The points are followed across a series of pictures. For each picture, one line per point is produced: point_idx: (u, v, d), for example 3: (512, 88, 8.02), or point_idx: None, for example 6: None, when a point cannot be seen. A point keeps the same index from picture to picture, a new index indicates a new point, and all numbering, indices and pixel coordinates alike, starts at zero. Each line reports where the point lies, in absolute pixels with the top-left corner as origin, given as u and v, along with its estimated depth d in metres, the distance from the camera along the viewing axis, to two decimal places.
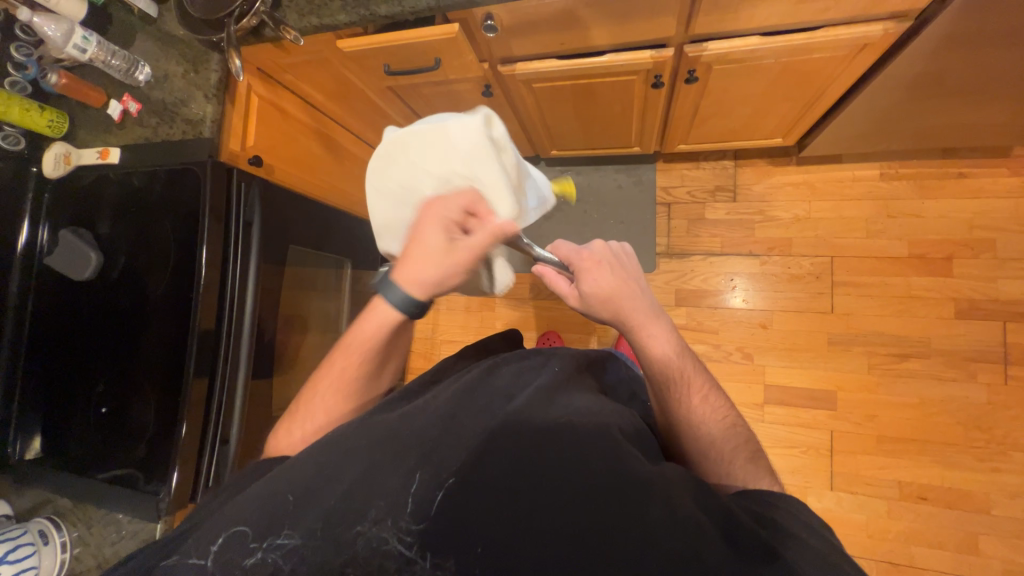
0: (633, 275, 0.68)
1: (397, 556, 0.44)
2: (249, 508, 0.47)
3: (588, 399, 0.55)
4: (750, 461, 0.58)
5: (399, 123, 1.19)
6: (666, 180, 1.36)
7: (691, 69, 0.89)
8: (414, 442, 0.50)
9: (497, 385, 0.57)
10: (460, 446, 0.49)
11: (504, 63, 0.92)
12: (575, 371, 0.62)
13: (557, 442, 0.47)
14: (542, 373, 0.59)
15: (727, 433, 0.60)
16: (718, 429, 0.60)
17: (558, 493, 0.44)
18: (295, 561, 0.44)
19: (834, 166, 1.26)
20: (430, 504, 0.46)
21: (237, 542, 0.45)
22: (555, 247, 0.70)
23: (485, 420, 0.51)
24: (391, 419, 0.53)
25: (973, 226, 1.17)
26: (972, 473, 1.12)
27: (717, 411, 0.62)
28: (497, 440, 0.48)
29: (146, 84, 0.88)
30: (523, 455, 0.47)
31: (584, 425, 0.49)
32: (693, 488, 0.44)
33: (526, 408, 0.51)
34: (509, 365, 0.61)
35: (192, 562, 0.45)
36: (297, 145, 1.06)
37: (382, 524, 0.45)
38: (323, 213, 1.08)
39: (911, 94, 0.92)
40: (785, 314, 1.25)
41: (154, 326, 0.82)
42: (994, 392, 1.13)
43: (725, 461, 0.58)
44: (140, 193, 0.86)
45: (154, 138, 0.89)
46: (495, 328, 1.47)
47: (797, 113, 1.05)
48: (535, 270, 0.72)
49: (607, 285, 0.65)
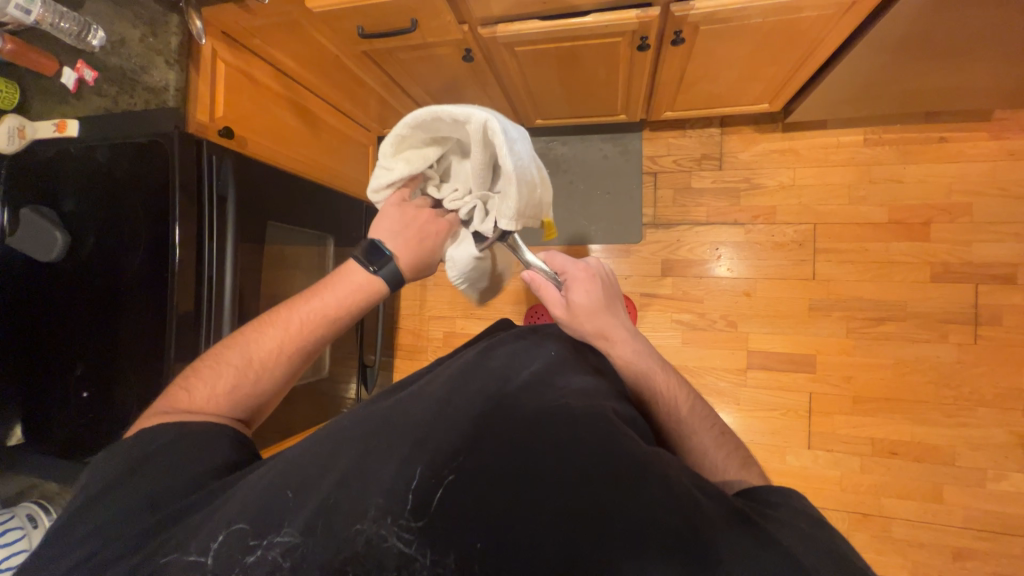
0: (615, 299, 0.72)
1: (397, 555, 0.43)
2: (248, 505, 0.47)
3: (582, 381, 0.57)
4: (744, 467, 0.58)
5: (376, 90, 1.15)
6: (652, 149, 1.34)
7: (677, 30, 0.86)
8: (410, 435, 0.50)
9: (491, 370, 0.59)
10: (454, 433, 0.49)
11: (484, 25, 0.87)
12: (571, 355, 0.65)
13: (553, 428, 0.48)
14: (536, 358, 0.62)
15: (717, 441, 0.60)
16: (710, 436, 0.61)
17: (557, 476, 0.45)
18: (295, 560, 0.43)
19: (819, 131, 1.26)
20: (429, 497, 0.45)
21: (237, 539, 0.45)
22: (547, 256, 0.74)
23: (478, 406, 0.52)
24: (391, 408, 0.55)
25: (951, 190, 1.19)
26: (939, 428, 1.18)
27: (704, 418, 0.63)
28: (492, 425, 0.50)
29: (101, 50, 0.83)
30: (521, 440, 0.48)
31: (577, 409, 0.51)
32: (686, 472, 0.46)
33: (521, 395, 0.53)
34: (502, 354, 0.63)
35: (193, 559, 0.45)
36: (270, 115, 1.01)
37: (382, 522, 0.44)
38: (303, 187, 1.05)
39: (895, 56, 0.90)
40: (768, 281, 1.27)
41: (129, 309, 0.80)
42: (964, 352, 1.17)
43: (721, 469, 0.57)
44: (106, 170, 0.81)
45: (116, 108, 0.84)
46: (483, 302, 1.46)
47: (783, 77, 1.03)
48: (524, 276, 0.72)
49: (595, 300, 0.69)
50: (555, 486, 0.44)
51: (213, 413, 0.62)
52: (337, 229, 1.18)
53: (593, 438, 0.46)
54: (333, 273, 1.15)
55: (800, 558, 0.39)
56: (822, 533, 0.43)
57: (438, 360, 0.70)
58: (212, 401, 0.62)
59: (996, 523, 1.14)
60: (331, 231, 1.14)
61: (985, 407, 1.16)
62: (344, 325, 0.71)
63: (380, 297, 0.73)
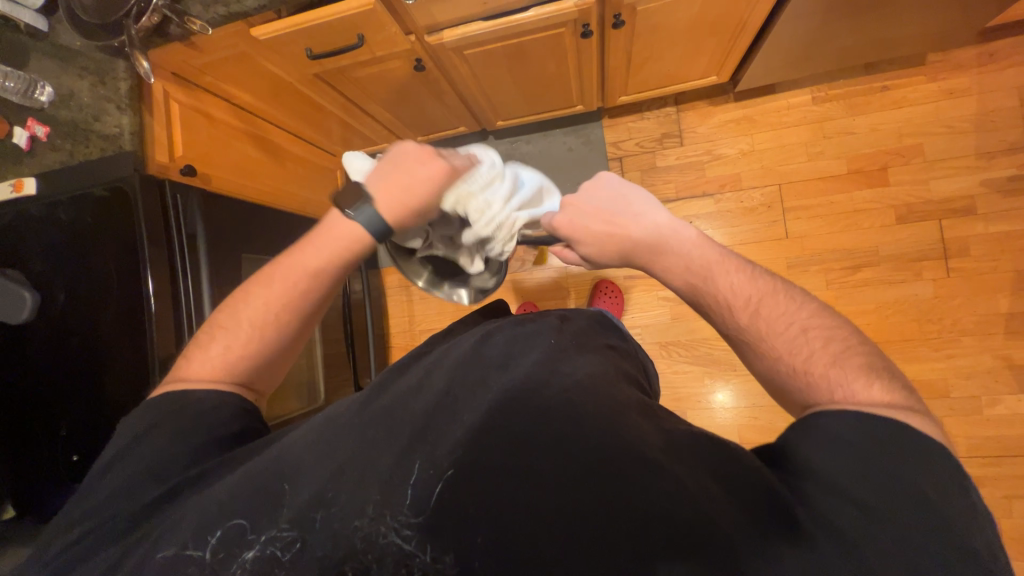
0: (629, 205, 0.63)
1: (396, 551, 0.43)
2: (242, 500, 0.46)
3: (587, 364, 0.56)
4: (836, 365, 0.44)
5: (335, 112, 1.16)
6: (614, 136, 1.38)
7: (616, 13, 0.88)
8: (410, 428, 0.49)
9: (489, 359, 0.57)
10: (453, 428, 0.48)
11: (430, 33, 0.89)
12: (572, 337, 0.63)
13: (557, 416, 0.47)
14: (537, 343, 0.59)
15: (796, 340, 0.47)
16: (783, 339, 0.47)
17: (558, 463, 0.44)
18: (294, 554, 0.44)
19: (769, 97, 1.30)
20: (429, 496, 0.44)
21: (237, 534, 0.45)
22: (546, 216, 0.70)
23: (481, 396, 0.51)
24: (387, 404, 0.52)
25: (902, 134, 1.24)
26: (929, 363, 1.21)
27: (776, 317, 0.49)
28: (495, 416, 0.48)
29: (51, 105, 0.82)
30: (524, 432, 0.46)
31: (584, 396, 0.49)
32: (700, 453, 0.43)
33: (523, 383, 0.51)
34: (502, 335, 0.61)
35: (191, 553, 0.45)
36: (230, 149, 1.02)
37: (381, 518, 0.44)
38: (272, 216, 1.05)
39: (826, 14, 0.94)
40: (745, 246, 1.29)
41: (110, 361, 0.78)
42: (940, 286, 1.21)
43: (801, 376, 0.46)
44: (71, 225, 0.80)
45: (72, 161, 0.82)
46: (472, 308, 1.47)
47: (725, 48, 1.07)
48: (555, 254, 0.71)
49: (602, 232, 0.63)
50: (555, 478, 0.43)
51: (219, 382, 0.57)
52: None
53: (600, 427, 0.45)
54: None
55: (833, 527, 0.36)
56: (872, 502, 0.36)
57: (434, 342, 0.67)
58: (218, 369, 0.57)
59: (998, 447, 1.17)
60: None
61: (968, 335, 1.19)
62: (339, 279, 0.63)
63: (366, 250, 0.62)
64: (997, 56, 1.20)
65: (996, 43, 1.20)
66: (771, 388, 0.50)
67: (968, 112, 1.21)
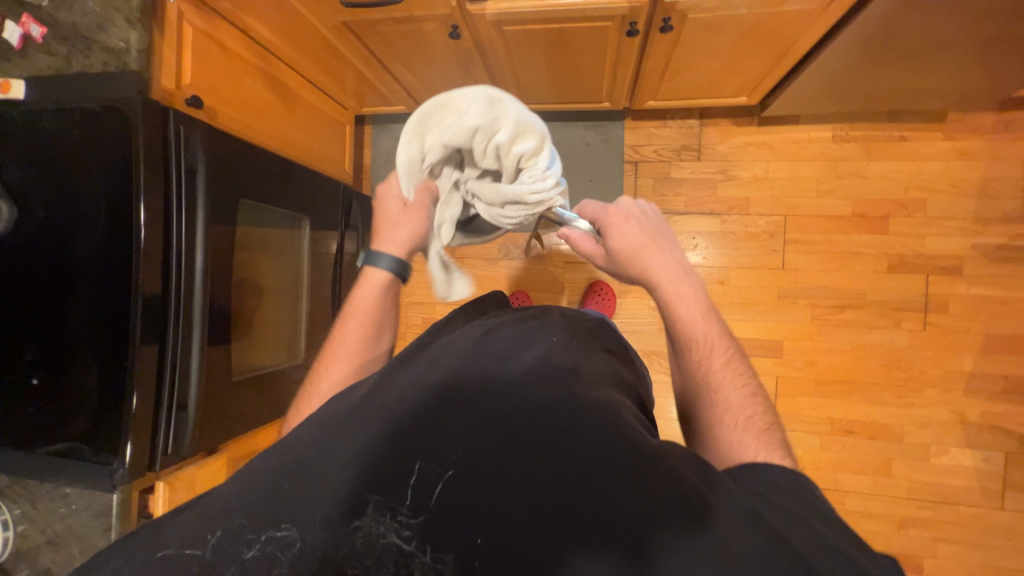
0: (660, 238, 0.71)
1: (396, 551, 0.41)
2: (245, 499, 0.45)
3: (590, 368, 0.57)
4: (764, 433, 0.55)
5: (355, 65, 1.10)
6: (633, 138, 1.36)
7: (666, 17, 0.86)
8: (406, 418, 0.48)
9: (491, 353, 0.56)
10: (455, 418, 0.47)
11: (473, 1, 0.85)
12: (575, 339, 0.63)
13: (558, 416, 0.47)
14: (540, 342, 0.60)
15: (744, 402, 0.59)
16: (737, 396, 0.59)
17: (560, 468, 0.43)
18: (295, 555, 0.42)
19: (791, 126, 1.31)
20: (429, 494, 0.43)
21: (235, 534, 0.43)
22: (582, 205, 0.76)
23: (481, 386, 0.50)
24: (390, 395, 0.52)
25: (909, 186, 1.27)
26: (890, 408, 1.27)
27: (737, 378, 0.61)
28: (498, 413, 0.48)
29: (49, 4, 0.76)
30: (525, 430, 0.46)
31: (585, 399, 0.50)
32: (692, 462, 0.45)
33: (525, 380, 0.51)
34: (504, 331, 0.62)
35: (190, 553, 0.43)
36: (240, 84, 0.96)
37: (382, 517, 0.42)
38: (276, 164, 1.00)
39: (865, 56, 0.95)
40: (741, 270, 1.32)
41: (84, 290, 0.74)
42: (915, 337, 1.26)
43: (739, 430, 0.55)
44: (56, 137, 0.75)
45: (66, 68, 0.76)
46: (464, 289, 1.45)
47: (762, 72, 1.07)
48: (561, 233, 0.75)
49: (635, 242, 0.69)
50: (558, 483, 0.43)
51: None
52: (313, 210, 1.13)
53: (600, 431, 0.45)
54: (308, 257, 1.12)
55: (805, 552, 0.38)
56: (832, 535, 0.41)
57: (434, 331, 0.67)
58: None
59: (936, 494, 1.25)
60: (307, 212, 1.10)
61: (930, 387, 1.26)
62: (385, 319, 0.74)
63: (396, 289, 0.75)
64: (1012, 126, 1.23)
65: (1013, 113, 1.23)
66: (701, 432, 0.60)
67: (974, 175, 1.25)
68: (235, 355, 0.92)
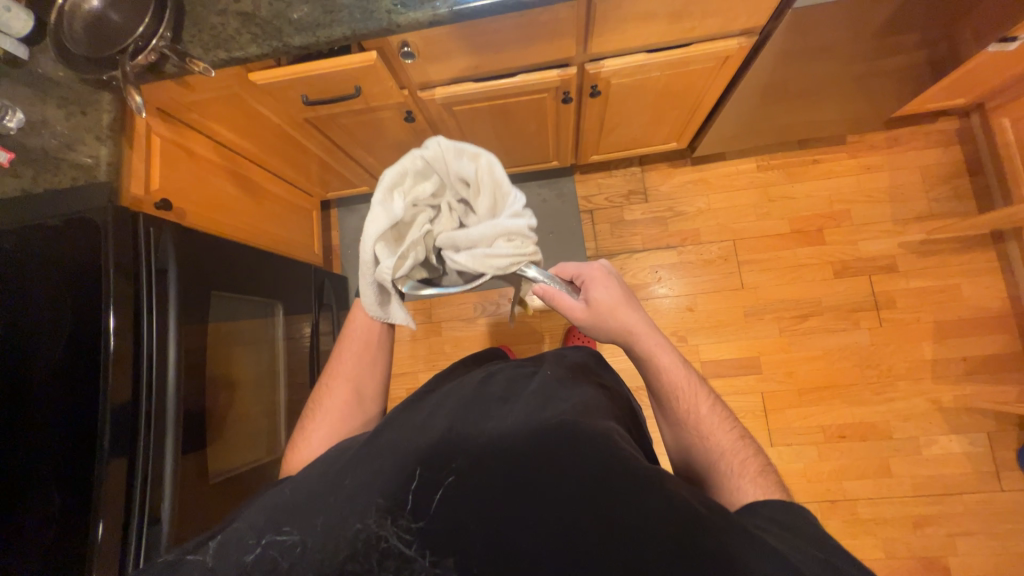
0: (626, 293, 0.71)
1: (395, 555, 0.43)
2: (258, 516, 0.48)
3: (581, 394, 0.59)
4: (761, 474, 0.58)
5: (319, 155, 1.18)
6: (585, 190, 1.48)
7: (593, 85, 0.98)
8: (413, 448, 0.51)
9: (492, 393, 0.59)
10: (461, 450, 0.49)
11: (423, 89, 0.95)
12: (567, 373, 0.65)
13: (558, 439, 0.49)
14: (535, 378, 0.62)
15: (736, 446, 0.62)
16: (728, 441, 0.63)
17: (556, 477, 0.45)
18: (294, 560, 0.44)
19: (720, 162, 1.46)
20: (429, 502, 0.46)
21: (240, 541, 0.46)
22: (557, 268, 0.73)
23: (486, 427, 0.51)
24: (398, 433, 0.54)
25: (833, 201, 1.42)
26: (873, 406, 1.31)
27: (724, 423, 0.65)
28: (500, 442, 0.49)
29: (17, 132, 0.79)
30: (526, 452, 0.48)
31: (584, 425, 0.51)
32: (689, 489, 0.46)
33: (528, 414, 0.53)
34: (503, 374, 0.64)
35: (195, 559, 0.46)
36: (208, 184, 1.00)
37: (383, 523, 0.45)
38: (247, 254, 1.02)
39: (765, 98, 1.10)
40: (705, 295, 1.39)
41: (45, 404, 0.70)
42: (875, 334, 1.34)
43: (737, 475, 0.58)
44: (16, 254, 0.75)
45: (35, 187, 0.78)
46: (446, 352, 1.45)
47: (684, 120, 1.21)
48: (535, 291, 0.67)
49: (614, 297, 0.69)
50: (555, 490, 0.45)
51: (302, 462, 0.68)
52: (286, 294, 1.14)
53: (599, 450, 0.47)
54: (283, 346, 1.10)
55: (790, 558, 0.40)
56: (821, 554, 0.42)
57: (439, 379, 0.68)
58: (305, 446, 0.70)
59: (939, 485, 1.26)
60: (279, 297, 1.11)
61: (902, 379, 1.32)
62: (379, 346, 0.76)
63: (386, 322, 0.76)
64: (901, 140, 1.43)
65: (899, 130, 1.43)
66: (700, 478, 0.62)
67: (883, 184, 1.41)
68: (212, 455, 0.86)
